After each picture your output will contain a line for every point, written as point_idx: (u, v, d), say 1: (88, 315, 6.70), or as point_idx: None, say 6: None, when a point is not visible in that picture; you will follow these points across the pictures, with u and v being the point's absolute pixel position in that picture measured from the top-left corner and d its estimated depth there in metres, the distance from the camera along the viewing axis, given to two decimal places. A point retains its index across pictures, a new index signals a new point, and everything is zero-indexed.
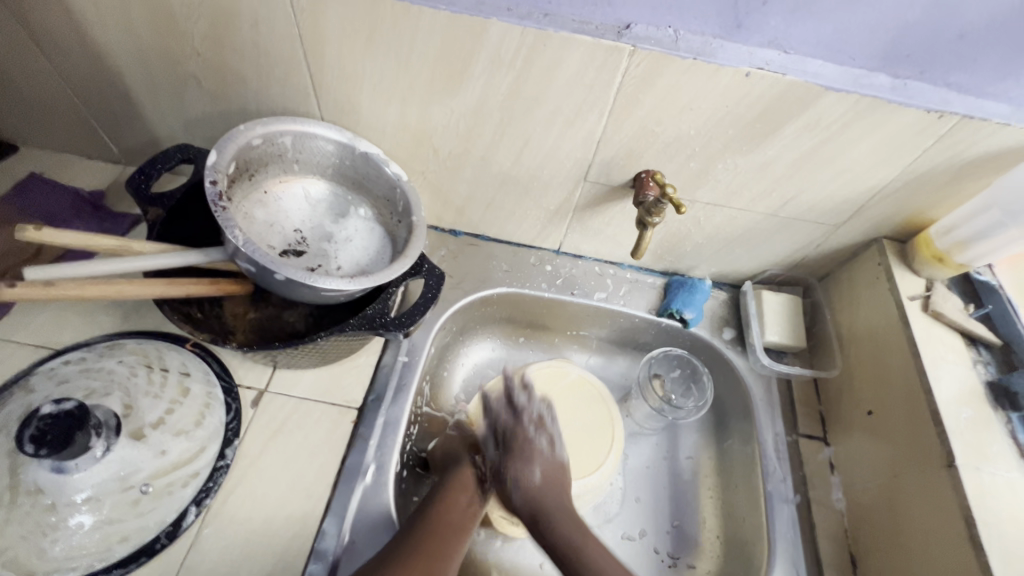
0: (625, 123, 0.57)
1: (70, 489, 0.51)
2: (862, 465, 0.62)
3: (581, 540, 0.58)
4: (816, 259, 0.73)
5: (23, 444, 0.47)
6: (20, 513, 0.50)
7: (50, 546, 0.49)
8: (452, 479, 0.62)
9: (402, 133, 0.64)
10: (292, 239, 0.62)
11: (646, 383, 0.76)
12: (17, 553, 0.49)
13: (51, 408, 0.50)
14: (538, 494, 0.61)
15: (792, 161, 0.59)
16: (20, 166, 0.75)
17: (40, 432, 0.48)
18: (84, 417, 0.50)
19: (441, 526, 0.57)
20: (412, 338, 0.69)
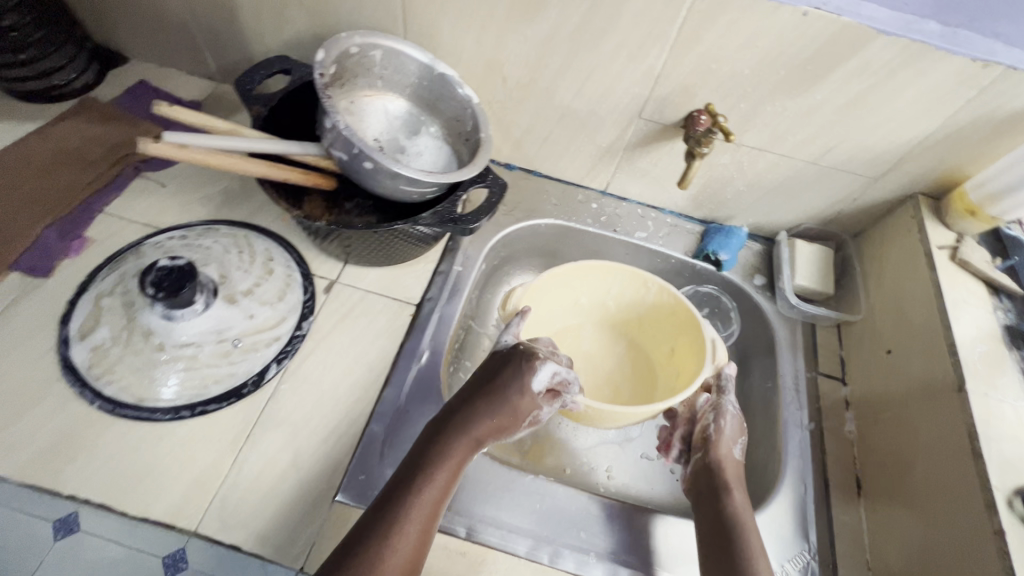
0: (685, 59, 0.62)
1: (177, 334, 0.60)
2: (877, 399, 0.66)
3: (756, 557, 0.53)
4: (851, 214, 0.77)
5: (145, 286, 0.56)
6: (135, 348, 0.59)
7: (159, 376, 0.58)
8: (448, 444, 0.55)
9: (476, 60, 0.70)
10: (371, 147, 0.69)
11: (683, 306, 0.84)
12: (133, 380, 0.57)
13: (167, 262, 0.58)
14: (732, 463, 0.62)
15: (838, 106, 0.63)
16: (129, 76, 0.84)
17: (158, 280, 0.57)
18: (194, 273, 0.58)
19: (431, 508, 0.52)
20: (466, 251, 0.76)
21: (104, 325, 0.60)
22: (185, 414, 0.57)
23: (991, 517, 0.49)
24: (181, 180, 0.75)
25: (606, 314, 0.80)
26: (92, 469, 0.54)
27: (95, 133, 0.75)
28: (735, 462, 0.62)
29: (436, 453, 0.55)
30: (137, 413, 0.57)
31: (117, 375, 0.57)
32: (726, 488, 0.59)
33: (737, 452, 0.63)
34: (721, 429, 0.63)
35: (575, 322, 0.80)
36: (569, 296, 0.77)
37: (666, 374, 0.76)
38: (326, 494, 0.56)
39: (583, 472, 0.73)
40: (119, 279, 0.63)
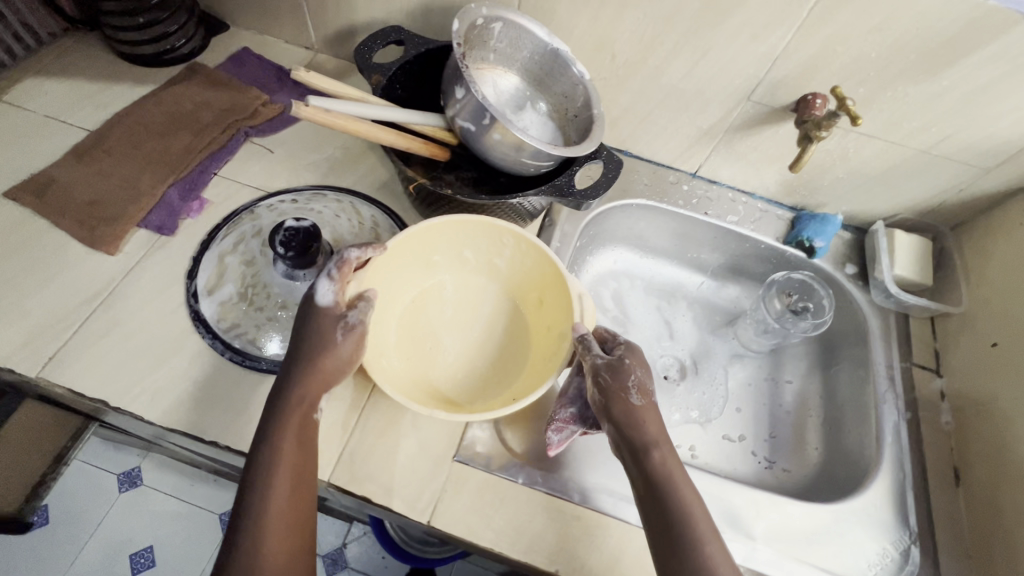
0: (810, 40, 0.62)
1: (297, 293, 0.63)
2: (978, 392, 0.67)
3: (713, 554, 0.45)
4: (953, 205, 0.76)
5: (276, 245, 0.58)
6: (260, 304, 0.62)
7: (278, 331, 0.61)
8: (285, 408, 0.48)
9: (588, 37, 0.70)
10: None
11: (773, 293, 0.82)
12: (258, 334, 0.60)
13: (294, 223, 0.60)
14: (640, 414, 0.51)
15: (964, 94, 0.62)
16: (231, 43, 0.86)
17: (287, 240, 0.59)
18: (319, 235, 0.60)
19: (295, 484, 0.46)
20: (563, 228, 0.77)
21: (229, 283, 0.63)
22: None
23: None
24: (288, 146, 0.76)
25: (495, 271, 0.67)
26: (228, 419, 0.56)
27: (207, 97, 0.77)
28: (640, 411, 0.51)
29: (272, 426, 0.47)
30: (265, 367, 0.59)
31: (243, 329, 0.60)
32: (649, 443, 0.50)
33: (633, 402, 0.51)
34: (610, 382, 0.52)
35: (477, 281, 0.68)
36: (421, 256, 0.64)
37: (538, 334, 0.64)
38: (446, 454, 0.58)
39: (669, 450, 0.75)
40: (239, 239, 0.66)
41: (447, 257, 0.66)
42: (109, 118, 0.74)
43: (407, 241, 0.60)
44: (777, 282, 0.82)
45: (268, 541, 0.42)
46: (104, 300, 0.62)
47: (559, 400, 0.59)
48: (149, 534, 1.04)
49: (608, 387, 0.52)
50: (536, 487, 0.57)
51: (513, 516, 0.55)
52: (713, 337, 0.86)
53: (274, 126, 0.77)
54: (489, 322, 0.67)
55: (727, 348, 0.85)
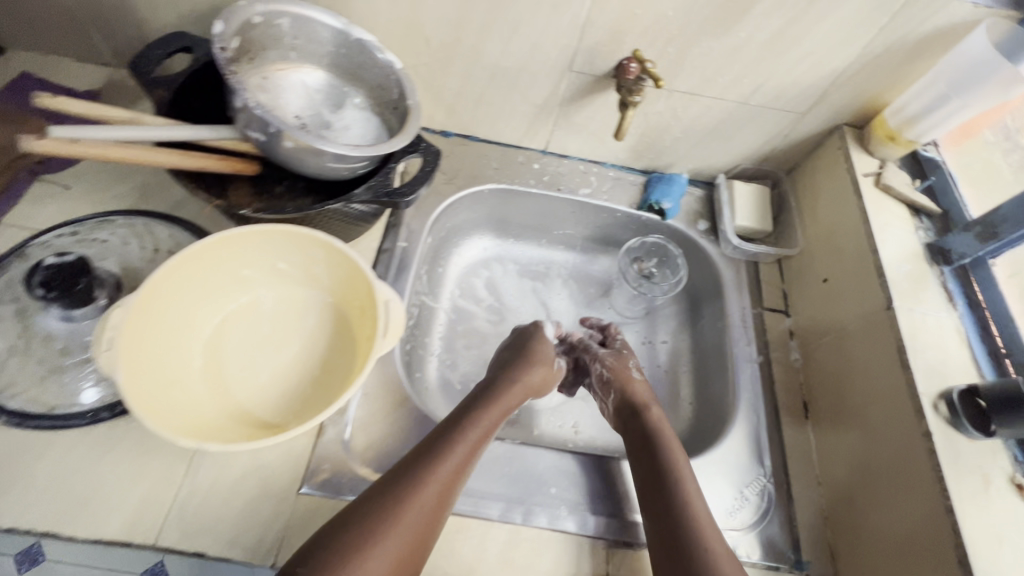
0: (608, 6, 0.60)
1: (83, 335, 0.57)
2: (817, 327, 0.70)
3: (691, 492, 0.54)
4: (783, 151, 0.79)
5: (33, 287, 0.52)
6: (36, 355, 0.55)
7: (68, 380, 0.55)
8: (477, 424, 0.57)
9: (395, 23, 0.66)
10: (293, 124, 0.64)
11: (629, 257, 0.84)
12: (40, 390, 0.54)
13: (55, 260, 0.53)
14: (633, 384, 0.67)
15: (761, 43, 0.63)
16: (7, 68, 0.75)
17: (47, 280, 0.52)
18: (89, 268, 0.55)
19: (455, 479, 0.51)
20: (409, 227, 0.74)
21: None
22: (105, 416, 0.54)
23: (920, 421, 0.53)
24: (86, 178, 0.68)
25: (318, 277, 0.63)
26: (30, 500, 0.50)
27: None
28: (637, 386, 0.67)
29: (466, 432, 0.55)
30: (52, 422, 0.53)
31: (20, 387, 0.54)
32: (642, 413, 0.64)
33: (635, 376, 0.69)
34: (616, 368, 0.70)
35: (297, 292, 0.64)
36: (224, 271, 0.59)
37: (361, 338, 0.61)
38: (291, 488, 0.55)
39: (550, 431, 0.76)
40: (7, 285, 0.59)
41: (259, 270, 0.62)
42: None
43: (196, 256, 0.55)
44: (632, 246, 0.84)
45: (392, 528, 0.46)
46: None
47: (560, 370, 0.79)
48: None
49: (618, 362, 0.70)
50: None
51: None
52: (588, 310, 0.87)
53: (67, 159, 0.69)
54: (312, 334, 0.63)
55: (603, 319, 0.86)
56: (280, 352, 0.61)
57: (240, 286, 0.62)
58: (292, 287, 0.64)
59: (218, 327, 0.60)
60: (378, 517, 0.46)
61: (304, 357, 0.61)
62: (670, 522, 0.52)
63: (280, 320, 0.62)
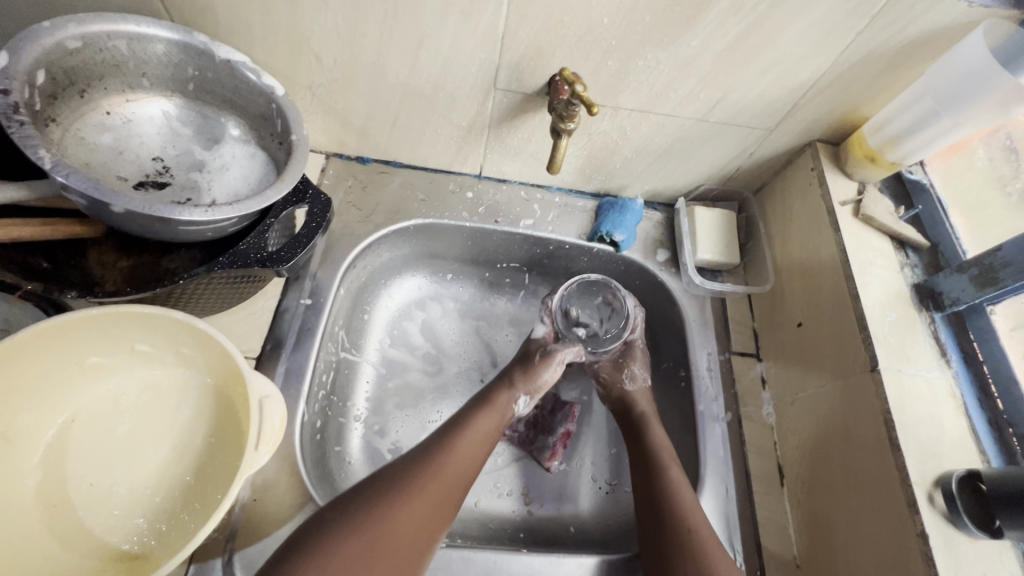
0: (529, 13, 0.49)
1: None
2: (791, 379, 0.61)
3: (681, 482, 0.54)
4: (750, 170, 0.69)
5: None
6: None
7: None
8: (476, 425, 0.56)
9: (273, 38, 0.53)
10: (151, 168, 0.52)
11: (563, 305, 0.69)
12: None
13: None
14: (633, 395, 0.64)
15: (717, 53, 0.52)
16: None
17: None
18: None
19: (451, 483, 0.51)
20: (316, 278, 0.63)
21: None
22: None
23: (913, 518, 0.44)
24: None
25: (188, 358, 0.52)
26: None
27: None
28: (635, 395, 0.64)
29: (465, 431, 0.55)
30: None
31: None
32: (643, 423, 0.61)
33: (625, 386, 0.65)
34: (609, 377, 0.67)
35: (164, 375, 0.52)
36: (58, 362, 0.47)
37: (242, 431, 0.49)
38: None
39: (496, 502, 0.67)
40: None
41: (111, 355, 0.50)
42: None
43: (11, 350, 0.43)
44: (567, 290, 0.69)
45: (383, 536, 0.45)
46: None
47: (544, 429, 0.71)
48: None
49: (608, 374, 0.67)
50: None
51: None
52: None
53: None
54: (185, 428, 0.51)
55: None
56: (139, 457, 0.49)
57: (87, 376, 0.50)
58: (158, 370, 0.52)
59: (61, 430, 0.48)
60: (368, 527, 0.45)
61: (173, 460, 0.50)
62: (665, 520, 0.52)
63: (141, 414, 0.51)
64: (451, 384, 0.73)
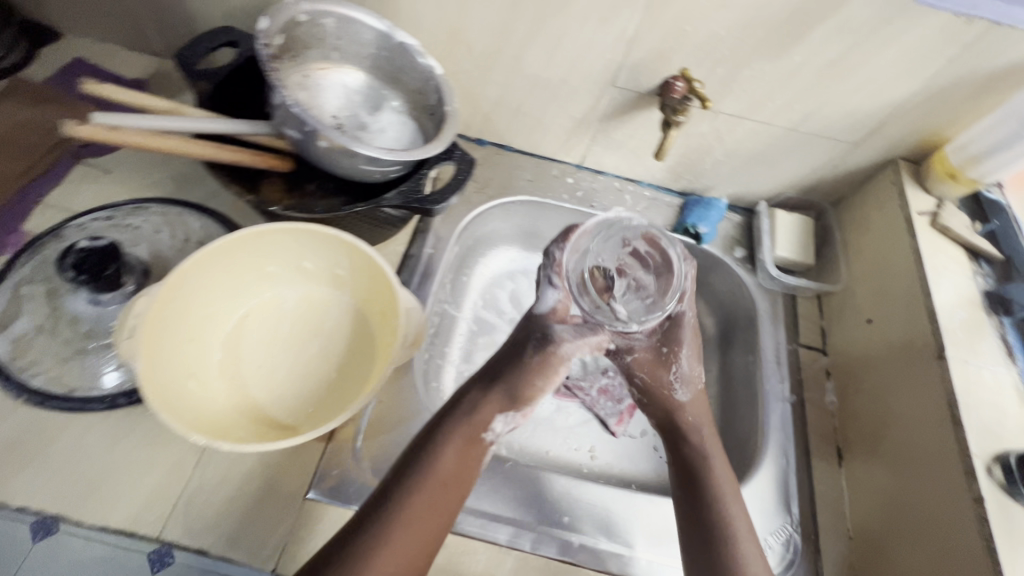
0: (658, 21, 0.58)
1: (108, 320, 0.57)
2: (856, 370, 0.66)
3: (730, 501, 0.52)
4: (831, 182, 0.75)
5: (64, 270, 0.53)
6: (64, 336, 0.56)
7: (93, 362, 0.56)
8: (475, 420, 0.52)
9: (438, 29, 0.65)
10: (330, 124, 0.64)
11: (572, 268, 0.57)
12: (62, 371, 0.55)
13: (87, 244, 0.54)
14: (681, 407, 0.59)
15: (817, 69, 0.60)
16: (65, 53, 0.78)
17: (78, 263, 0.53)
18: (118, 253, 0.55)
19: (450, 478, 0.49)
20: (437, 233, 0.73)
21: (25, 316, 0.57)
22: (122, 402, 0.54)
23: (970, 484, 0.48)
24: (129, 166, 0.70)
25: (341, 281, 0.63)
26: (42, 481, 0.50)
27: (27, 116, 0.69)
28: (683, 405, 0.59)
29: (457, 433, 0.51)
30: (72, 404, 0.53)
31: (44, 366, 0.55)
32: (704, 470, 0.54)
33: (677, 396, 0.59)
34: (647, 381, 0.60)
35: (318, 293, 0.63)
36: (248, 266, 0.59)
37: (380, 344, 0.59)
38: (298, 491, 0.53)
39: (566, 454, 0.74)
40: (41, 265, 0.60)
41: (284, 268, 0.61)
42: None
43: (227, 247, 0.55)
44: (574, 245, 0.58)
45: (394, 542, 0.44)
46: None
47: (609, 395, 0.79)
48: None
49: (655, 373, 0.60)
50: None
51: None
52: None
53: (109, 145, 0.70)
54: (330, 337, 0.62)
55: None
56: (294, 354, 0.60)
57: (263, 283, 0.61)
58: (314, 288, 0.63)
59: (240, 322, 0.60)
60: None
61: (320, 358, 0.60)
62: None
63: (298, 320, 0.62)
64: None
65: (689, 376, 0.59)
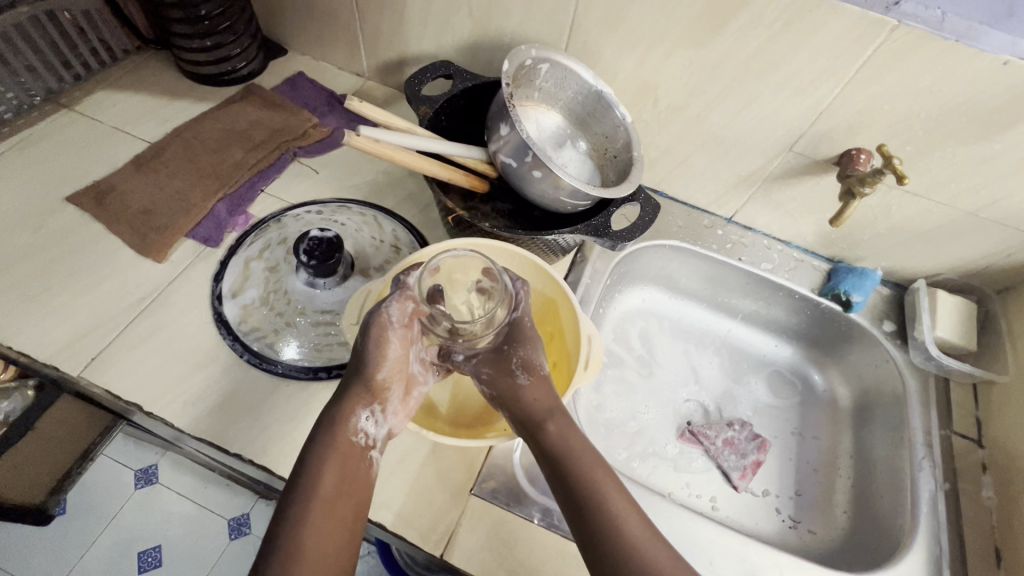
0: (856, 97, 0.61)
1: (317, 302, 0.65)
2: (1021, 468, 0.63)
3: (609, 488, 0.46)
4: (1000, 270, 0.74)
5: (300, 253, 0.61)
6: (278, 308, 0.64)
7: (296, 336, 0.63)
8: (335, 427, 0.47)
9: (632, 81, 0.71)
10: None
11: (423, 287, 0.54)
12: (277, 340, 0.62)
13: (318, 234, 0.63)
14: (511, 392, 0.52)
15: (1016, 158, 0.60)
16: (288, 66, 0.91)
17: (310, 249, 0.61)
18: (341, 246, 0.63)
19: (333, 502, 0.44)
20: (594, 265, 0.78)
21: (252, 287, 0.65)
22: (322, 375, 0.61)
23: None
24: (335, 169, 0.79)
25: None
26: (254, 433, 0.57)
27: (260, 117, 0.81)
28: (526, 390, 0.51)
29: (320, 448, 0.46)
30: (283, 370, 0.60)
31: (262, 333, 0.62)
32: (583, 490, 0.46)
33: (518, 381, 0.52)
34: (494, 376, 0.53)
35: None
36: None
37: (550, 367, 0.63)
38: (464, 486, 0.57)
39: (688, 499, 0.74)
40: (265, 245, 0.69)
41: None
42: (167, 133, 0.78)
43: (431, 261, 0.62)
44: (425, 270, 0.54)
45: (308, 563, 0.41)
46: (147, 306, 0.64)
47: (734, 450, 0.78)
48: (158, 534, 1.08)
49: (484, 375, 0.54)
50: (553, 530, 0.56)
51: (528, 557, 0.54)
52: (737, 384, 0.85)
53: (321, 148, 0.80)
54: None
55: (752, 397, 0.84)
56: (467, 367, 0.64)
57: None
58: None
59: None
60: None
61: None
62: None
63: None
64: (660, 387, 0.83)
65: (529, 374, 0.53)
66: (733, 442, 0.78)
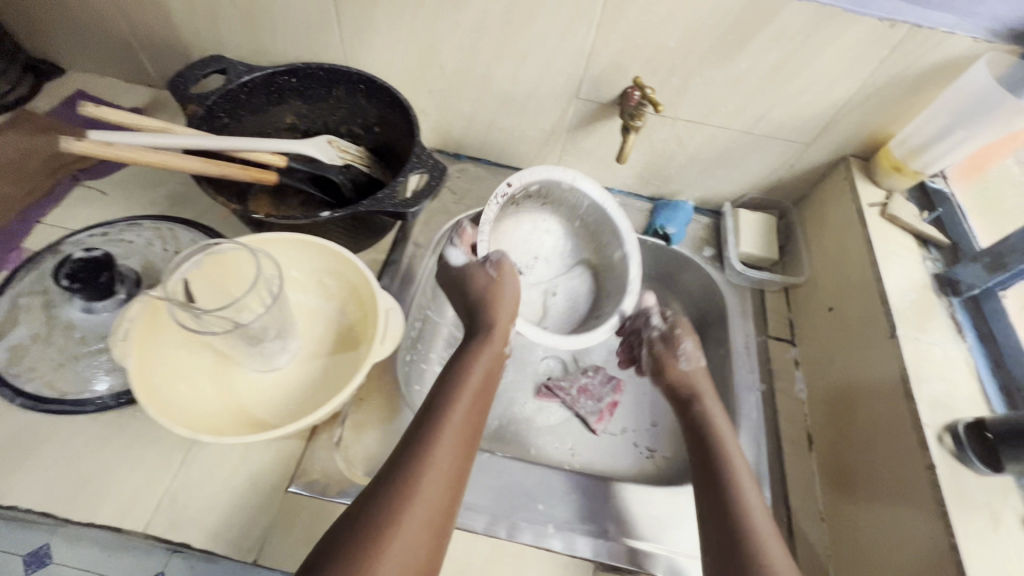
0: (611, 37, 0.63)
1: (100, 327, 0.60)
2: (821, 356, 0.69)
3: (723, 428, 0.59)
4: (789, 182, 0.80)
5: (59, 279, 0.56)
6: (56, 343, 0.59)
7: (79, 368, 0.58)
8: (466, 367, 0.57)
9: (412, 52, 0.71)
10: (526, 265, 0.78)
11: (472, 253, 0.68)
12: (55, 377, 0.57)
13: (82, 254, 0.58)
14: (684, 375, 0.64)
15: (761, 74, 0.64)
16: (66, 88, 0.84)
17: (73, 272, 0.57)
18: (113, 264, 0.59)
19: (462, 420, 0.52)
20: (417, 242, 0.79)
21: (22, 325, 0.60)
22: (111, 404, 0.56)
23: (924, 453, 0.51)
24: (124, 187, 0.74)
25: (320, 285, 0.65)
26: (34, 481, 0.53)
27: (29, 144, 0.72)
28: (688, 373, 0.64)
29: (447, 391, 0.54)
30: (62, 407, 0.56)
31: (38, 373, 0.57)
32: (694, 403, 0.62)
33: (681, 366, 0.65)
34: (662, 353, 0.67)
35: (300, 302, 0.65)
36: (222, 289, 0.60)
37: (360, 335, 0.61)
38: (279, 486, 0.55)
39: (548, 453, 0.75)
40: (38, 278, 0.63)
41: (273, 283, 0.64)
42: None
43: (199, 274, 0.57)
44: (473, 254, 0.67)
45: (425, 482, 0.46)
46: None
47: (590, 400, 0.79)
48: None
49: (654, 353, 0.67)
50: None
51: None
52: None
53: (107, 167, 0.75)
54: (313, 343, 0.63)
55: (603, 344, 0.86)
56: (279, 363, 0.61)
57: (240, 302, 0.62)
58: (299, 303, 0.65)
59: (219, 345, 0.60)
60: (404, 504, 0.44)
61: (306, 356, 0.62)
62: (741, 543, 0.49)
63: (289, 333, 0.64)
64: (516, 349, 0.84)
65: (691, 370, 0.65)
66: (588, 390, 0.79)
